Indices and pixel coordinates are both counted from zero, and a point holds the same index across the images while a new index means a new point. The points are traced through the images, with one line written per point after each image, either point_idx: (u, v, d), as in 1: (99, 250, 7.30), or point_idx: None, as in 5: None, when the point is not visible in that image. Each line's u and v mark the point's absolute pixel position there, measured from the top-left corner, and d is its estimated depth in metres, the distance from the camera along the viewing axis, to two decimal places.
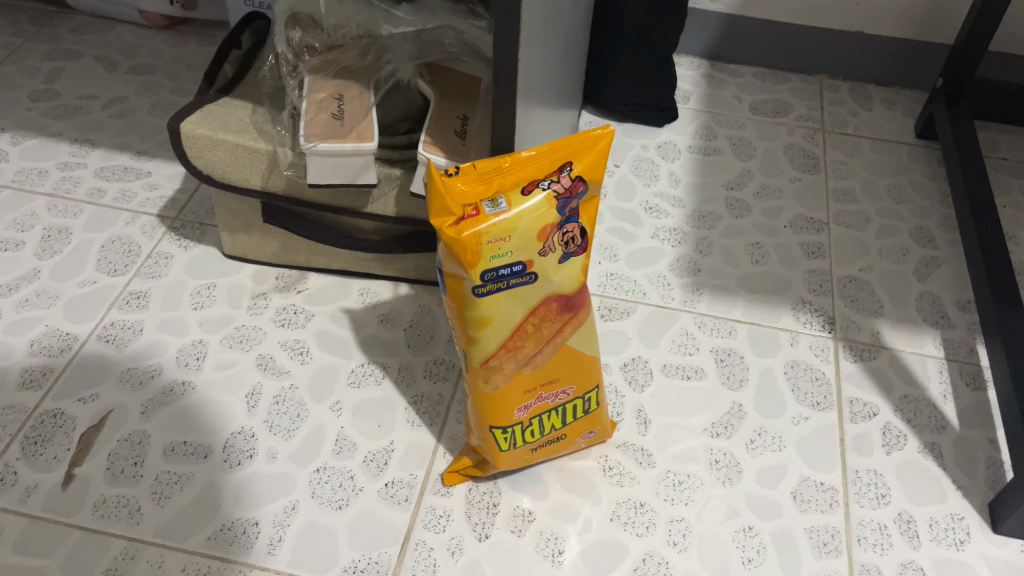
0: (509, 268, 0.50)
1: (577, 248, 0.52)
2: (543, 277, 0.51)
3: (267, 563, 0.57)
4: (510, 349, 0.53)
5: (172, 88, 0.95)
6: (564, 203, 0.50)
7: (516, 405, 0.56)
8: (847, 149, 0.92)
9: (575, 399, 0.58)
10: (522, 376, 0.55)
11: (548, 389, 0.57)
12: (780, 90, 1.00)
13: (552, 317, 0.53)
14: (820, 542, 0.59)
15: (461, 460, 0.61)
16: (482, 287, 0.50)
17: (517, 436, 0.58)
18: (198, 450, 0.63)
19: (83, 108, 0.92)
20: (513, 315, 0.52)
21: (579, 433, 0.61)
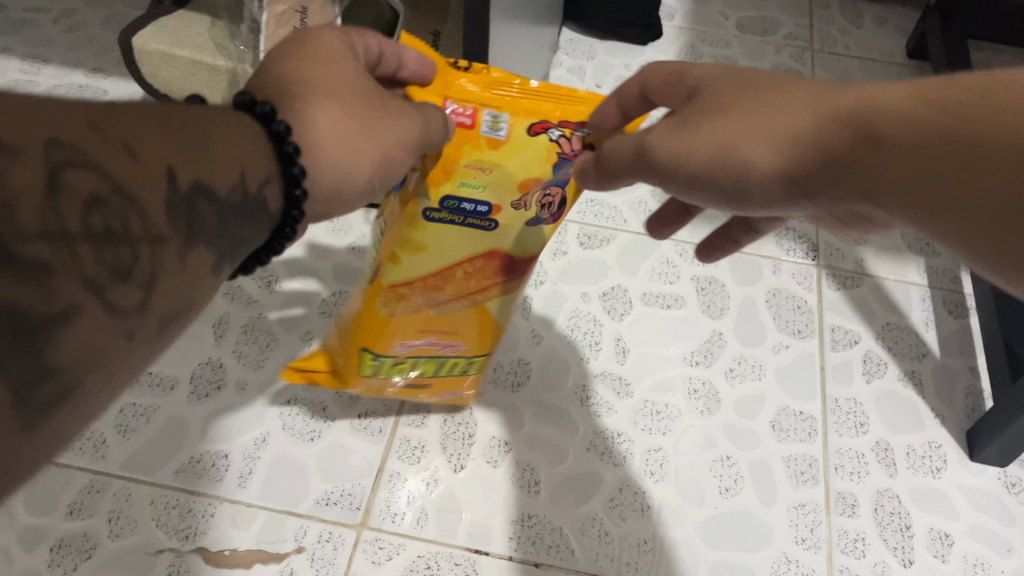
0: (467, 203, 0.42)
1: (543, 222, 0.45)
2: (485, 233, 0.44)
3: (237, 496, 0.56)
4: (427, 285, 0.47)
5: (125, 2, 0.89)
6: (562, 169, 0.41)
7: (400, 341, 0.50)
8: (836, 70, 0.89)
9: (460, 361, 0.54)
10: (413, 316, 0.49)
11: (444, 341, 0.51)
12: (769, 6, 0.96)
13: (477, 275, 0.47)
14: (797, 471, 0.59)
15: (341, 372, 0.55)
16: (426, 209, 0.42)
17: (384, 366, 0.53)
18: (164, 381, 0.61)
19: (32, 22, 0.86)
20: (440, 255, 0.45)
21: (468, 390, 0.58)
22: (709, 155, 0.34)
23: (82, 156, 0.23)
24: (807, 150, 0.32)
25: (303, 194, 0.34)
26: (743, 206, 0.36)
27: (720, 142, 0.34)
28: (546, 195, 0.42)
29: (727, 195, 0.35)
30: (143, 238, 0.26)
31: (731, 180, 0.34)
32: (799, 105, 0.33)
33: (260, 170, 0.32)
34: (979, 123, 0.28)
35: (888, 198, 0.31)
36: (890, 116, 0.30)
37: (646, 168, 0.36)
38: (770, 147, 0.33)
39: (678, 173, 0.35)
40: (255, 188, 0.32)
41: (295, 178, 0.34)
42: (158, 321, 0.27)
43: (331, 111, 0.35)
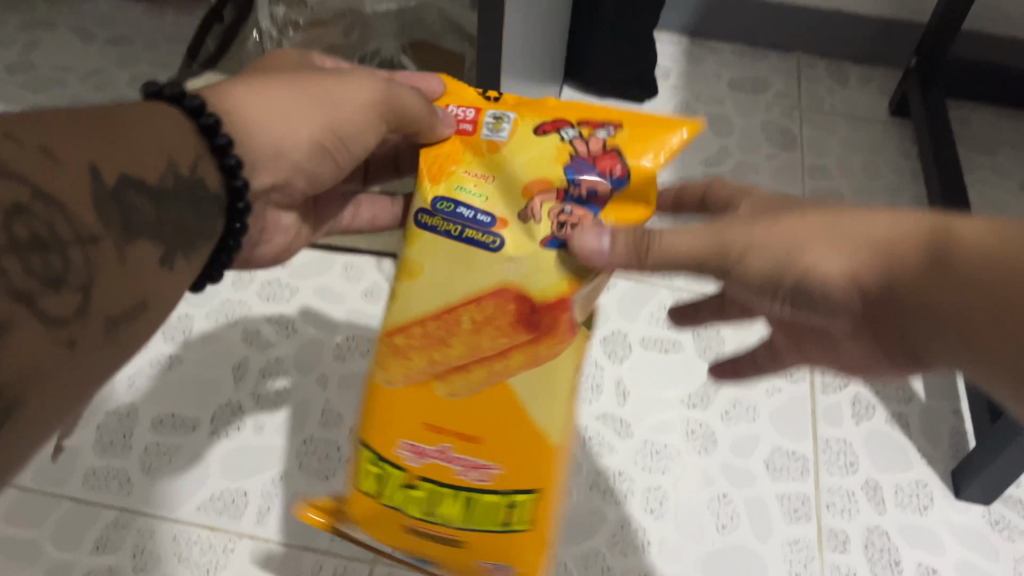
0: (465, 210, 0.39)
1: (563, 249, 0.38)
2: (493, 258, 0.38)
3: (255, 532, 0.59)
4: (429, 332, 0.39)
5: (150, 61, 0.94)
6: (580, 165, 0.39)
7: (414, 458, 0.40)
8: (823, 126, 0.94)
9: (500, 494, 0.40)
10: (422, 411, 0.40)
11: (474, 458, 0.40)
12: (759, 67, 1.01)
13: (491, 334, 0.39)
14: (791, 508, 0.62)
15: (353, 493, 0.43)
16: (422, 215, 0.39)
17: (388, 482, 0.41)
18: (186, 422, 0.64)
19: (61, 80, 0.91)
20: (440, 291, 0.39)
21: (520, 543, 0.42)
22: (768, 253, 0.31)
23: (32, 183, 0.26)
24: (880, 264, 0.29)
25: (237, 163, 0.36)
26: (796, 313, 0.33)
27: (790, 236, 0.31)
28: (569, 199, 0.39)
29: (778, 294, 0.32)
30: (75, 240, 0.27)
31: (787, 279, 0.31)
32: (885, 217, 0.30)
33: (189, 152, 0.34)
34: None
35: (956, 338, 0.28)
36: (980, 246, 0.27)
37: (699, 252, 0.33)
38: (841, 249, 0.30)
39: (738, 265, 0.32)
40: (186, 170, 0.33)
41: (224, 149, 0.35)
42: (104, 325, 0.28)
43: (271, 83, 0.39)
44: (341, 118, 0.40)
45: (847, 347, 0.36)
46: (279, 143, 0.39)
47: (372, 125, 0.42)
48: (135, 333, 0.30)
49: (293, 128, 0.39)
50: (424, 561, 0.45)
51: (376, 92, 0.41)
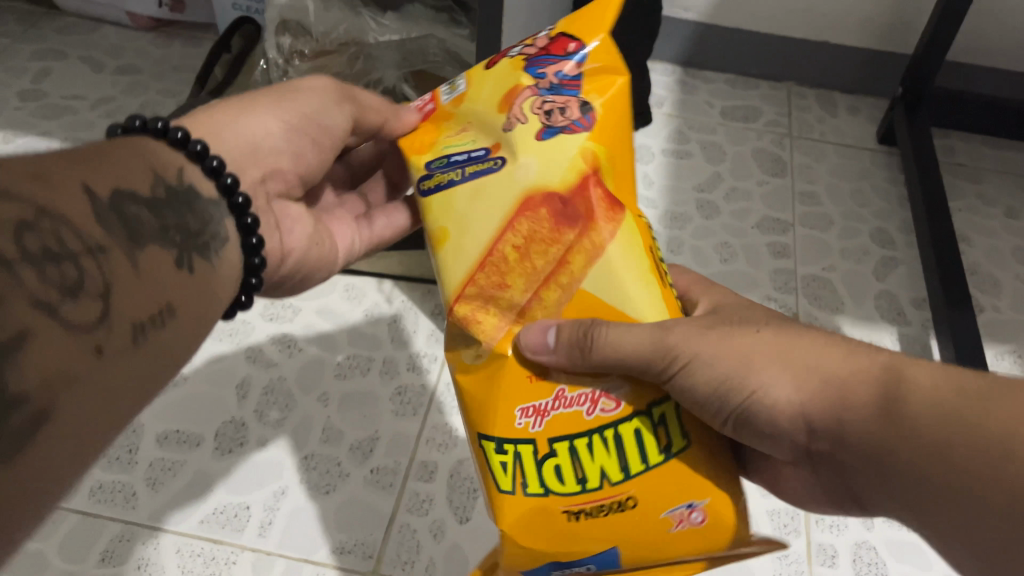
0: (461, 156, 0.39)
1: (567, 132, 0.38)
2: (505, 173, 0.37)
3: (257, 545, 0.60)
4: (484, 281, 0.38)
5: (159, 89, 0.97)
6: (539, 62, 0.40)
7: (534, 422, 0.37)
8: (813, 153, 0.97)
9: (634, 420, 0.37)
10: (512, 367, 0.37)
11: (581, 390, 0.37)
12: (751, 96, 1.04)
13: (540, 238, 0.37)
14: (780, 523, 0.63)
15: (494, 507, 0.38)
16: (424, 186, 0.40)
17: (527, 462, 0.37)
18: (190, 438, 0.65)
19: (72, 107, 0.93)
20: (468, 239, 0.38)
21: (676, 476, 0.36)
22: (714, 378, 0.35)
23: (32, 202, 0.24)
24: (826, 394, 0.34)
25: (219, 161, 0.37)
26: (754, 441, 0.37)
27: (742, 359, 0.36)
28: (546, 98, 0.38)
29: (733, 418, 0.36)
30: (83, 249, 0.25)
31: (737, 404, 0.36)
32: (836, 354, 0.34)
33: (172, 169, 0.34)
34: (970, 421, 0.28)
35: (889, 478, 0.32)
36: (919, 399, 0.30)
37: (649, 359, 0.35)
38: (790, 378, 0.35)
39: (684, 388, 0.36)
40: (175, 181, 0.33)
41: (202, 154, 0.36)
42: (130, 330, 0.26)
43: (235, 100, 0.43)
44: (309, 105, 0.44)
45: (824, 484, 0.39)
46: (257, 138, 0.42)
47: (341, 109, 0.46)
48: (165, 339, 0.28)
49: (265, 120, 0.42)
50: (602, 563, 0.37)
51: (333, 85, 0.47)
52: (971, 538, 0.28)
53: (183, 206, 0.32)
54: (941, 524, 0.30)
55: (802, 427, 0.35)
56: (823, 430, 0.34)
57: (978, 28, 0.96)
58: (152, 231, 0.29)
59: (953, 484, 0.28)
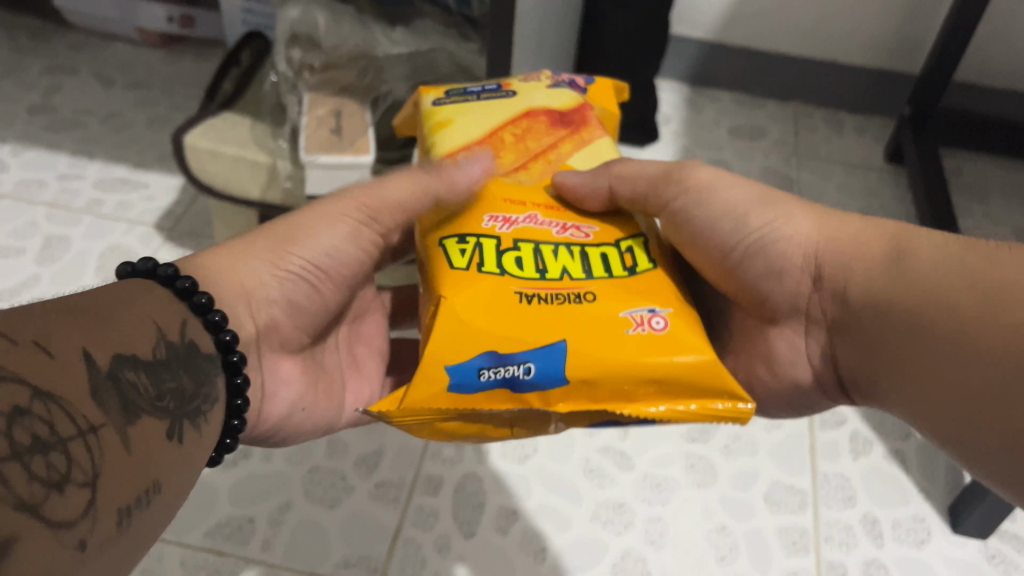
0: (479, 87, 0.50)
1: (568, 88, 0.50)
2: (515, 98, 0.48)
3: (262, 557, 0.59)
4: (478, 149, 0.45)
5: (168, 105, 0.97)
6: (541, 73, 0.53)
7: (510, 226, 0.41)
8: (820, 172, 0.97)
9: (605, 248, 0.41)
10: (500, 190, 0.43)
11: (569, 223, 0.42)
12: (757, 115, 1.04)
13: (541, 129, 0.46)
14: (790, 541, 0.62)
15: (444, 279, 0.38)
16: (438, 102, 0.49)
17: (491, 258, 0.39)
18: None
19: (81, 122, 0.94)
20: (477, 122, 0.47)
21: (643, 287, 0.39)
22: (732, 205, 0.41)
23: (37, 384, 0.25)
24: (845, 247, 0.38)
25: (215, 308, 0.37)
26: (756, 286, 0.41)
27: (756, 203, 0.41)
28: (554, 79, 0.51)
29: (742, 250, 0.41)
30: (76, 432, 0.26)
31: (755, 231, 0.40)
32: (848, 215, 0.40)
33: (175, 319, 0.35)
34: (971, 264, 0.32)
35: (886, 317, 0.35)
36: (933, 248, 0.34)
37: (651, 182, 0.43)
38: (807, 219, 0.40)
39: (703, 212, 0.42)
40: (177, 338, 0.34)
41: (192, 293, 0.37)
42: (115, 515, 0.26)
43: (242, 244, 0.43)
44: (314, 246, 0.44)
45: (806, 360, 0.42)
46: (250, 289, 0.41)
47: (355, 242, 0.45)
48: (146, 520, 0.28)
49: (258, 271, 0.42)
50: (546, 370, 0.36)
51: (353, 226, 0.45)
52: (949, 380, 0.32)
53: (184, 368, 0.34)
54: (926, 370, 0.33)
55: (809, 268, 0.39)
56: (824, 273, 0.39)
57: (986, 48, 0.96)
58: (146, 402, 0.30)
59: (950, 333, 0.32)
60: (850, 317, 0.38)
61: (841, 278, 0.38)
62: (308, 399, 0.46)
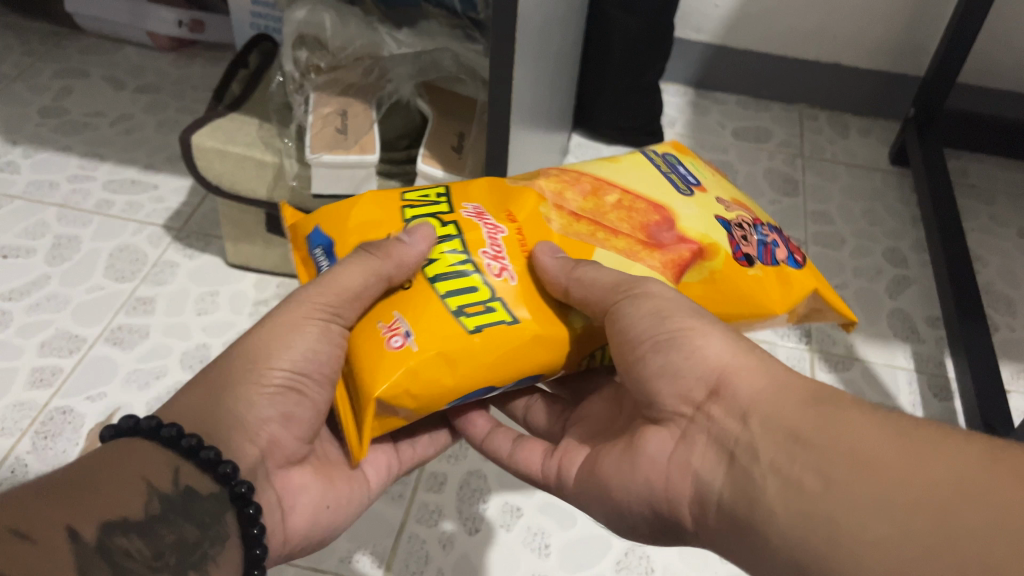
0: (689, 178, 0.48)
1: (729, 238, 0.44)
2: (674, 196, 0.46)
3: None
4: (580, 183, 0.46)
5: (178, 107, 0.98)
6: (775, 231, 0.47)
7: (481, 206, 0.44)
8: (825, 173, 0.97)
9: (473, 283, 0.40)
10: (521, 204, 0.44)
11: (503, 254, 0.42)
12: (762, 118, 1.05)
13: (634, 219, 0.44)
14: None
15: (382, 199, 0.45)
16: (645, 153, 0.50)
17: (422, 217, 0.43)
18: None
19: (92, 124, 0.95)
20: (624, 176, 0.46)
21: (438, 317, 0.39)
22: (659, 308, 0.38)
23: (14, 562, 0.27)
24: (759, 375, 0.34)
25: (231, 467, 0.36)
26: (648, 386, 0.37)
27: (698, 312, 0.38)
28: (757, 235, 0.46)
29: (651, 343, 0.37)
30: None
31: (670, 331, 0.37)
32: (770, 355, 0.36)
33: (165, 471, 0.34)
34: (905, 431, 0.30)
35: (788, 448, 0.31)
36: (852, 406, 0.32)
37: (609, 286, 0.39)
38: (723, 340, 0.36)
39: (628, 312, 0.38)
40: (170, 487, 0.34)
41: (214, 461, 0.36)
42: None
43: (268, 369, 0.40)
44: (281, 351, 0.39)
45: (661, 464, 0.36)
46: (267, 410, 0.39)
47: (328, 343, 0.40)
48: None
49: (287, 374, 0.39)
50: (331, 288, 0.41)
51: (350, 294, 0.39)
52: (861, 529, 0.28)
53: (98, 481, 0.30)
54: (832, 515, 0.29)
55: (709, 378, 0.35)
56: (730, 392, 0.35)
57: (991, 50, 0.96)
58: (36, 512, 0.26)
59: (877, 492, 0.28)
60: (742, 443, 0.33)
61: (749, 402, 0.34)
62: (331, 496, 0.42)
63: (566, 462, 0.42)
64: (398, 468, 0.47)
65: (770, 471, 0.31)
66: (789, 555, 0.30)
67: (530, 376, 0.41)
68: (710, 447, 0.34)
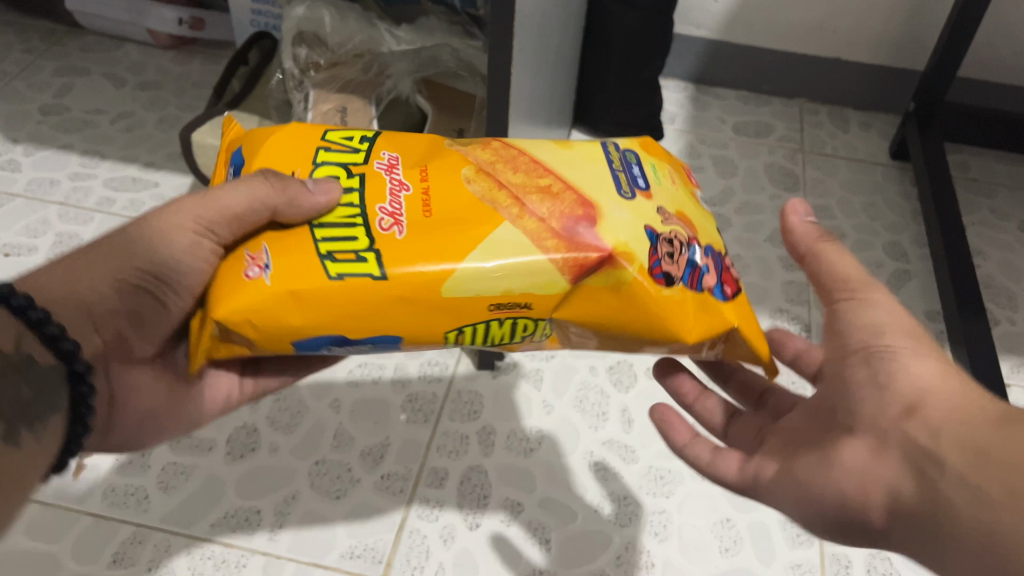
0: (641, 179, 0.42)
1: (652, 249, 0.38)
2: (610, 191, 0.40)
3: (268, 548, 0.60)
4: (509, 160, 0.41)
5: (178, 105, 0.98)
6: (712, 255, 0.42)
7: (399, 155, 0.42)
8: (825, 168, 0.97)
9: (354, 231, 0.38)
10: (441, 161, 0.41)
11: (402, 211, 0.39)
12: (762, 112, 1.05)
13: (553, 205, 0.39)
14: (794, 533, 0.63)
15: (307, 137, 0.43)
16: (607, 146, 0.44)
17: (334, 160, 0.42)
18: (204, 442, 0.66)
19: (92, 122, 0.95)
20: (565, 163, 0.41)
21: (304, 260, 0.37)
22: (871, 322, 0.39)
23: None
24: (953, 393, 0.35)
25: (74, 345, 0.35)
26: (851, 397, 0.38)
27: (903, 323, 0.38)
28: (689, 255, 0.40)
29: (863, 354, 0.38)
30: None
31: (880, 347, 0.38)
32: (981, 390, 0.36)
33: (10, 331, 0.33)
34: None
35: (970, 462, 0.32)
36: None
37: (839, 280, 0.40)
38: (935, 366, 0.36)
39: (846, 320, 0.39)
40: (13, 347, 0.32)
41: (56, 337, 0.34)
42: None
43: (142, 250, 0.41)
44: (149, 257, 0.40)
45: (853, 473, 0.36)
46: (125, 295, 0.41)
47: (192, 254, 0.39)
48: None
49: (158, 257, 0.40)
50: None
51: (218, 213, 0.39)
52: None
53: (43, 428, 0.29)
54: (1007, 532, 0.30)
55: (909, 395, 0.36)
56: (926, 411, 0.35)
57: (991, 43, 0.96)
58: None
59: None
60: (929, 454, 0.34)
61: (941, 422, 0.34)
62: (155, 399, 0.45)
63: (758, 465, 0.42)
64: (238, 398, 0.48)
65: (957, 482, 0.32)
66: (970, 550, 0.32)
67: (389, 337, 0.38)
68: (901, 462, 0.35)
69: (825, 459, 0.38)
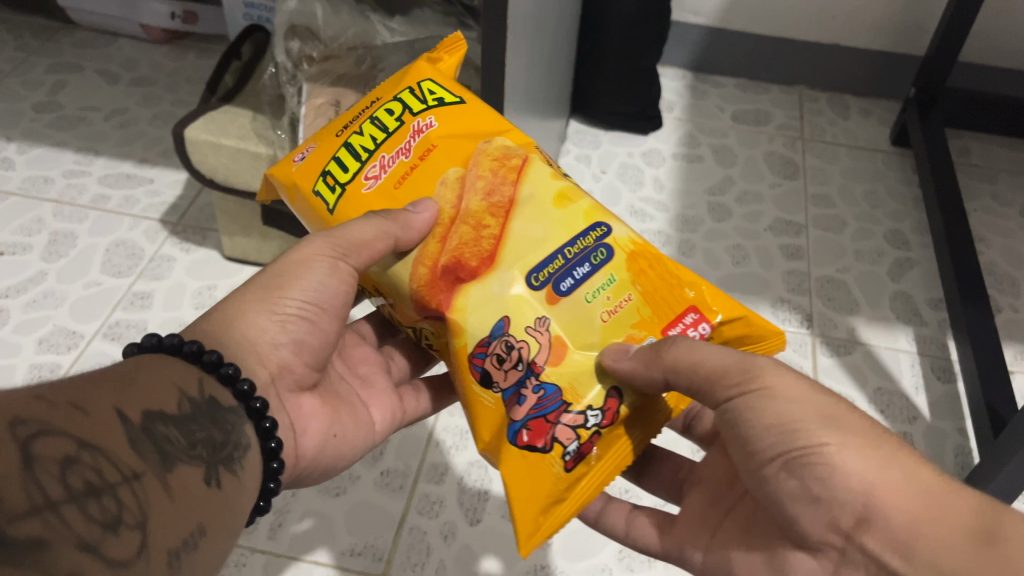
0: (572, 282, 0.39)
1: (486, 338, 0.39)
2: (525, 265, 0.39)
3: (267, 547, 0.60)
4: (488, 191, 0.41)
5: (172, 100, 0.97)
6: (551, 394, 0.38)
7: (442, 125, 0.42)
8: (825, 156, 0.96)
9: (348, 172, 0.42)
10: (451, 156, 0.41)
11: (383, 174, 0.42)
12: (762, 100, 1.04)
13: (464, 247, 0.40)
14: None
15: (412, 84, 0.44)
16: (600, 230, 0.41)
17: (407, 105, 0.43)
18: None
19: (86, 118, 0.94)
20: (528, 220, 0.40)
21: (317, 162, 0.43)
22: (786, 417, 0.35)
23: (44, 426, 0.24)
24: (912, 500, 0.33)
25: (248, 383, 0.36)
26: (783, 504, 0.36)
27: (823, 415, 0.35)
28: (525, 375, 0.39)
29: (782, 462, 0.35)
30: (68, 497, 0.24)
31: (801, 450, 0.34)
32: (917, 465, 0.34)
33: (192, 379, 0.34)
34: None
35: None
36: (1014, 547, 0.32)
37: (731, 371, 0.36)
38: (867, 455, 0.34)
39: (751, 416, 0.35)
40: (198, 393, 0.33)
41: (233, 376, 0.36)
42: (165, 555, 0.26)
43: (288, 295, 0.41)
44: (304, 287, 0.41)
45: None
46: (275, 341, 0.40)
47: (335, 278, 0.41)
48: (197, 561, 0.28)
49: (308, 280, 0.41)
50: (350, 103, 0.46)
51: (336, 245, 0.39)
52: None
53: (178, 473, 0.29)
54: None
55: (854, 507, 0.34)
56: (882, 522, 0.33)
57: (991, 27, 0.95)
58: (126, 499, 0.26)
59: None
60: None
61: (907, 539, 0.33)
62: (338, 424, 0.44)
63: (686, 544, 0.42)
64: (404, 417, 0.49)
65: None
66: None
67: None
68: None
69: (773, 568, 0.37)
